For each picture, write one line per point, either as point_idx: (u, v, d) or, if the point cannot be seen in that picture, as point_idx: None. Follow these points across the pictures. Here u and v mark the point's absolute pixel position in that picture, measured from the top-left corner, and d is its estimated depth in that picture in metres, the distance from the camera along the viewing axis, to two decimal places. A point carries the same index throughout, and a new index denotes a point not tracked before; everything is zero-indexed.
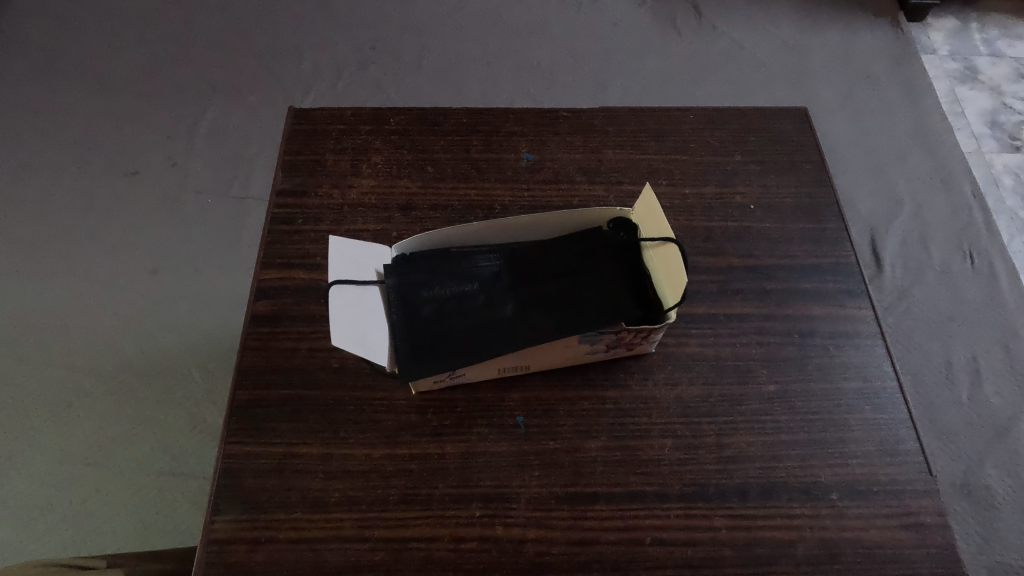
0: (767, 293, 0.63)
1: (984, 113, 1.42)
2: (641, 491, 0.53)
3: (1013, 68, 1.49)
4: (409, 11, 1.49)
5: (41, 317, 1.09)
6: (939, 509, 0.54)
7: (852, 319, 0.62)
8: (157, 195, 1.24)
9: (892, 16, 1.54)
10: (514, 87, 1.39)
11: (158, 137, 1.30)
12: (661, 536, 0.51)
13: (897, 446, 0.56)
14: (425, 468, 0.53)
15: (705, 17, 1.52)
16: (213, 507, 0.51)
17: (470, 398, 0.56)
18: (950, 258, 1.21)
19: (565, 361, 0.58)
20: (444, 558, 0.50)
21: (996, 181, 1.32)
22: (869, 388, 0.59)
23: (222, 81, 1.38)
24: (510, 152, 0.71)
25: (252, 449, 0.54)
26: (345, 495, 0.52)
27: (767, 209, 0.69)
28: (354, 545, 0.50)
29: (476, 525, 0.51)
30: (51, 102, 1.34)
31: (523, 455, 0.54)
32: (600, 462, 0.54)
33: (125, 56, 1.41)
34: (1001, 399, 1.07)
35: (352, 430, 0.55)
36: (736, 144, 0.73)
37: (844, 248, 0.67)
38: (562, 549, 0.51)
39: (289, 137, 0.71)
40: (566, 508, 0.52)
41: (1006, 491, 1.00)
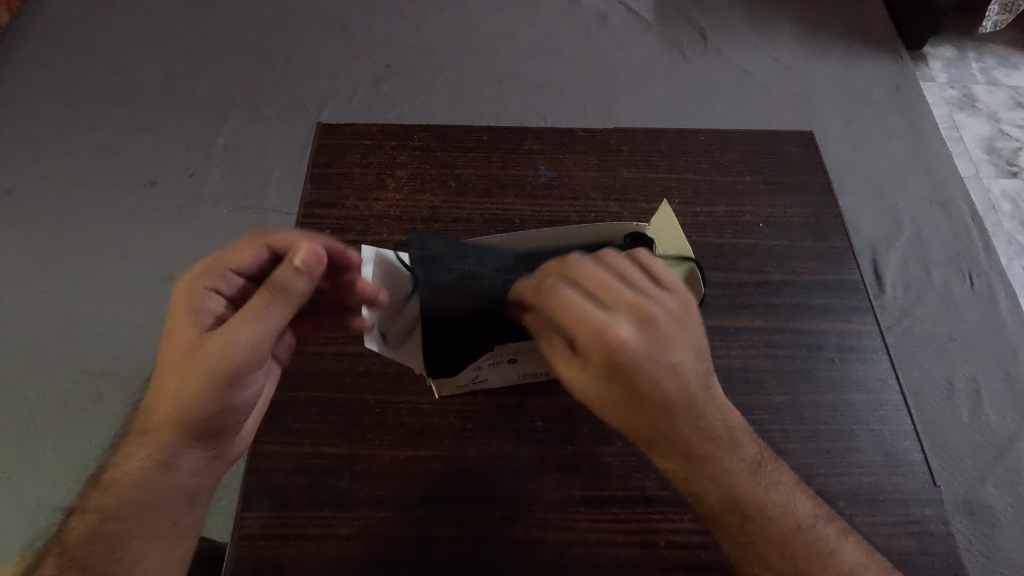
0: (776, 307, 0.66)
1: (982, 140, 1.46)
2: (657, 495, 0.55)
3: (1010, 96, 1.53)
4: (424, 31, 1.54)
5: (58, 321, 1.11)
6: (942, 518, 0.56)
7: (858, 334, 0.65)
8: (174, 204, 1.27)
9: (891, 44, 1.59)
10: (525, 107, 1.43)
11: (177, 148, 1.34)
12: (675, 539, 0.53)
13: (902, 456, 0.59)
14: (447, 469, 0.55)
15: (711, 42, 1.57)
16: (244, 503, 0.53)
17: (492, 404, 0.59)
18: (950, 280, 1.24)
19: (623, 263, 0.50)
20: (466, 556, 0.52)
21: (995, 206, 1.36)
22: (875, 400, 0.61)
23: (240, 96, 1.42)
24: (530, 169, 0.74)
25: (280, 449, 0.56)
26: (371, 494, 0.54)
27: (776, 228, 0.72)
28: (380, 542, 0.52)
29: (497, 525, 0.53)
30: (74, 113, 1.37)
31: (541, 458, 0.56)
32: (617, 467, 0.56)
33: (147, 69, 1.45)
34: (1001, 419, 1.09)
35: (377, 431, 0.57)
36: (745, 165, 0.76)
37: (849, 266, 0.70)
38: (580, 549, 0.53)
39: (317, 150, 0.74)
40: (584, 510, 0.54)
41: (1006, 510, 1.01)
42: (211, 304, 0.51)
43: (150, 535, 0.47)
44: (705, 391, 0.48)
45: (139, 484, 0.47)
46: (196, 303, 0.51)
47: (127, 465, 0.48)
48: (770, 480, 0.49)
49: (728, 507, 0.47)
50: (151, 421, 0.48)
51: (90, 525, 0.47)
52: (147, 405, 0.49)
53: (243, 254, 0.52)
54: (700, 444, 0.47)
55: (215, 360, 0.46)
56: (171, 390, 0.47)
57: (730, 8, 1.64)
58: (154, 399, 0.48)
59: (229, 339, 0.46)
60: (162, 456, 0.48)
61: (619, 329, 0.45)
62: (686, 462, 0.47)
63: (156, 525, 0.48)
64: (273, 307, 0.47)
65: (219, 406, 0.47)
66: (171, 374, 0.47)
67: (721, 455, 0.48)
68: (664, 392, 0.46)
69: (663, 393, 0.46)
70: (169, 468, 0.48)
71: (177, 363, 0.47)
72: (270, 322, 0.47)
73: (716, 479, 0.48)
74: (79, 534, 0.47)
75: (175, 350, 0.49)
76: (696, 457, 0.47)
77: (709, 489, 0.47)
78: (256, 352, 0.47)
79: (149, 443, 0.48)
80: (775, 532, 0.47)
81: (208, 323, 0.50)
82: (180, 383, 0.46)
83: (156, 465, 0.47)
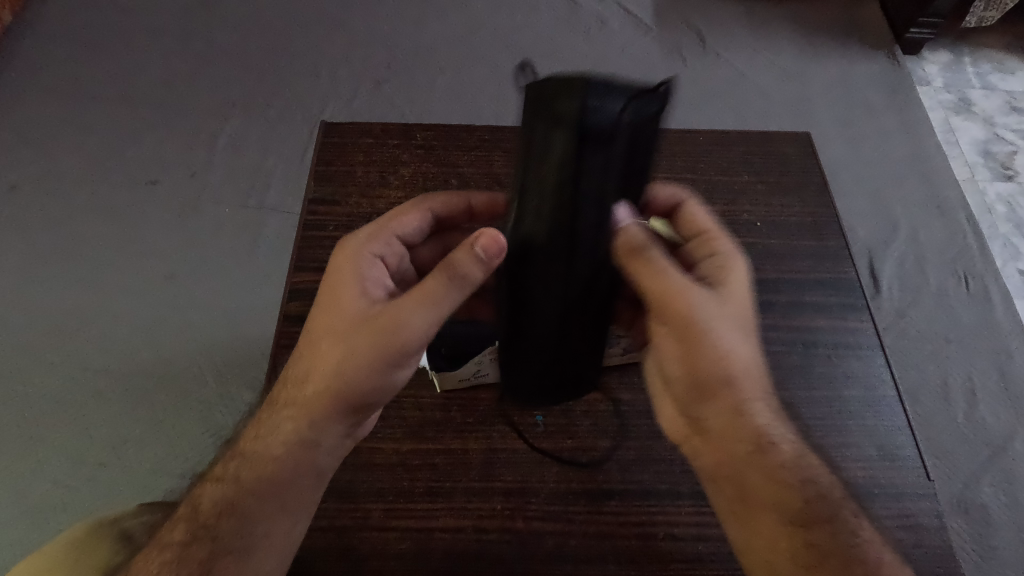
0: (773, 305, 0.67)
1: (977, 143, 1.48)
2: (655, 488, 0.56)
3: (1004, 101, 1.55)
4: (425, 32, 1.55)
5: (59, 319, 1.12)
6: (936, 511, 0.57)
7: (853, 331, 0.66)
8: (176, 203, 1.27)
9: (888, 49, 1.60)
10: (525, 109, 1.44)
11: (179, 147, 1.35)
12: (673, 531, 0.54)
13: (897, 451, 0.59)
14: (449, 462, 0.56)
15: (710, 45, 1.58)
16: None
17: (492, 398, 0.60)
18: (946, 281, 1.25)
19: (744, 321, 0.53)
20: (467, 548, 0.52)
21: (990, 209, 1.37)
22: (870, 396, 0.62)
23: (242, 96, 1.43)
24: None
25: None
26: (373, 487, 0.55)
27: (773, 227, 0.73)
28: (382, 533, 0.53)
29: (498, 517, 0.54)
30: (76, 111, 1.38)
31: (541, 452, 0.57)
32: (615, 460, 0.57)
33: (149, 68, 1.46)
34: (997, 420, 1.10)
35: (379, 425, 0.58)
36: (743, 165, 0.77)
37: (845, 264, 0.71)
38: (580, 541, 0.53)
39: (321, 149, 0.75)
40: (584, 503, 0.55)
41: (1000, 509, 1.02)
42: (377, 269, 0.54)
43: (290, 519, 0.49)
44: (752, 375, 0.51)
45: (275, 460, 0.49)
46: (369, 268, 0.53)
47: (271, 439, 0.49)
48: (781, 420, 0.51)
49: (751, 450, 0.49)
50: (305, 386, 0.50)
51: (227, 495, 0.49)
52: (299, 365, 0.50)
53: (410, 220, 0.58)
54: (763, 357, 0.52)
55: (389, 337, 0.48)
56: (339, 358, 0.49)
57: (729, 11, 1.65)
58: (315, 359, 0.50)
59: (404, 320, 0.48)
60: (309, 433, 0.49)
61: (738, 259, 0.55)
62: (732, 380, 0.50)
63: (291, 503, 0.49)
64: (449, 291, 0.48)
65: (382, 384, 0.50)
66: (339, 339, 0.49)
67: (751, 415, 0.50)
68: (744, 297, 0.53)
69: (743, 297, 0.52)
70: (312, 447, 0.49)
71: (346, 328, 0.49)
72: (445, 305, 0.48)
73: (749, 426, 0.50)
74: (218, 506, 0.48)
75: (343, 312, 0.50)
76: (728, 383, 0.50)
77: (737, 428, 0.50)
78: (426, 329, 0.48)
79: (297, 421, 0.49)
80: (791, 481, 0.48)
81: (376, 289, 0.53)
82: (347, 354, 0.48)
83: (297, 442, 0.49)
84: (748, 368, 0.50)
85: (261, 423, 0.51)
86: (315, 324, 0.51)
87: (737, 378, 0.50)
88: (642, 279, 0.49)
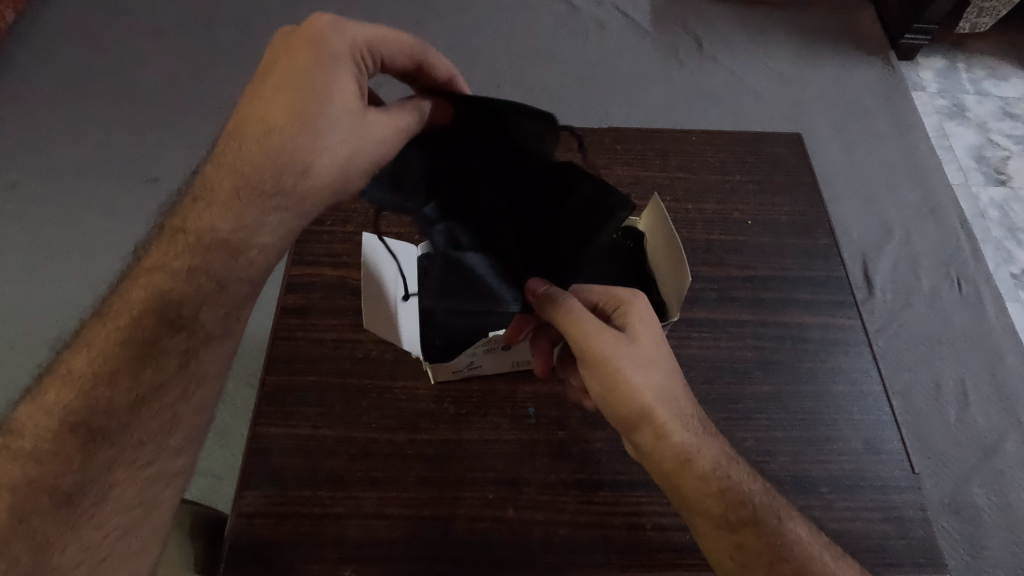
0: (762, 301, 0.68)
1: (971, 148, 1.49)
2: (644, 480, 0.57)
3: (999, 106, 1.57)
4: (424, 34, 1.57)
5: (58, 315, 1.13)
6: (920, 504, 0.58)
7: (841, 327, 0.67)
8: (177, 200, 1.28)
9: (883, 54, 1.62)
10: None
11: (180, 146, 1.36)
12: (661, 521, 0.55)
13: (882, 445, 0.60)
14: (441, 452, 0.57)
15: (706, 49, 1.60)
16: (242, 482, 0.54)
17: (486, 390, 0.60)
18: (939, 284, 1.26)
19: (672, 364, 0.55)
20: (459, 536, 0.53)
21: (983, 213, 1.39)
22: (857, 391, 0.63)
23: (243, 95, 1.44)
24: None
25: (280, 431, 0.57)
26: (366, 476, 0.56)
27: (763, 225, 0.74)
28: (373, 521, 0.54)
29: (489, 506, 0.55)
30: (78, 110, 1.39)
31: (533, 443, 0.58)
32: (605, 451, 0.58)
33: (150, 67, 1.47)
34: (988, 421, 1.11)
35: (374, 416, 0.58)
36: (735, 165, 0.78)
37: (834, 262, 0.72)
38: (569, 530, 0.54)
39: None
40: (574, 494, 0.56)
41: (990, 509, 1.03)
42: (358, 61, 0.48)
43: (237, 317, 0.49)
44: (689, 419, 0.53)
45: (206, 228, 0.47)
46: (350, 48, 0.48)
47: (232, 212, 0.47)
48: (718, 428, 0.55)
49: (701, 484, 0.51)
50: (270, 138, 0.46)
51: (158, 292, 0.46)
52: (258, 120, 0.46)
53: (400, 51, 0.51)
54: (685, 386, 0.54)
55: (359, 147, 0.48)
56: (314, 112, 0.46)
57: (727, 16, 1.66)
58: (283, 107, 0.45)
59: (376, 124, 0.48)
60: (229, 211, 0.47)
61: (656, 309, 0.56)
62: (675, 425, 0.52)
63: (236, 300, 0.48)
64: (409, 109, 0.51)
65: (331, 188, 0.48)
66: (313, 95, 0.46)
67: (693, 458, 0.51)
68: (650, 329, 0.54)
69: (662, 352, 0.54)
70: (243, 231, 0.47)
71: (317, 115, 0.46)
72: (409, 116, 0.50)
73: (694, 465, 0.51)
74: (187, 291, 0.46)
75: (316, 92, 0.46)
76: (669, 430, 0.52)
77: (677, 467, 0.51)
78: (388, 143, 0.49)
79: (242, 206, 0.47)
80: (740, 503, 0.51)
81: (354, 82, 0.48)
82: (314, 146, 0.46)
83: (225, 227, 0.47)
84: (664, 391, 0.52)
85: (209, 199, 0.47)
86: (282, 75, 0.46)
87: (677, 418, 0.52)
88: (567, 324, 0.52)
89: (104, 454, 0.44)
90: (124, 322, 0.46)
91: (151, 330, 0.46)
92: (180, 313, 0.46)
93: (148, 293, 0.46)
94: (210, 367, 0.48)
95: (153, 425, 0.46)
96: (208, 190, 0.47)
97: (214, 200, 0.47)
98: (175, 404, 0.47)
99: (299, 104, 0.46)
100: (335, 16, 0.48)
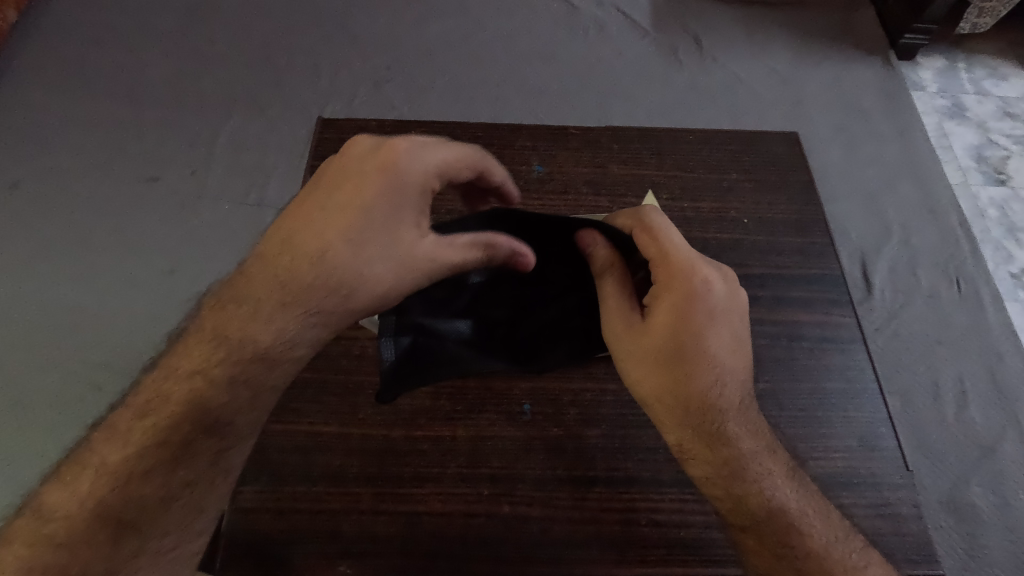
0: (758, 299, 0.68)
1: (971, 148, 1.49)
2: (639, 476, 0.57)
3: (998, 106, 1.57)
4: (424, 33, 1.57)
5: (58, 314, 1.13)
6: (914, 501, 0.58)
7: (836, 325, 0.67)
8: (177, 200, 1.29)
9: (883, 54, 1.62)
10: (522, 110, 1.46)
11: (180, 146, 1.36)
12: (655, 517, 0.55)
13: (877, 443, 0.61)
14: (437, 448, 0.57)
15: (706, 49, 1.60)
16: (240, 478, 0.55)
17: (482, 387, 0.61)
18: (937, 283, 1.26)
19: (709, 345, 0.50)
20: (454, 531, 0.54)
21: (982, 213, 1.38)
22: (851, 388, 0.63)
23: (243, 95, 1.44)
24: (523, 164, 0.76)
25: (277, 427, 0.57)
26: (362, 472, 0.56)
27: (759, 224, 0.74)
28: (369, 517, 0.54)
29: (484, 502, 0.55)
30: (79, 109, 1.40)
31: (528, 440, 0.58)
32: (601, 448, 0.58)
33: (152, 67, 1.47)
34: (986, 421, 1.11)
35: (370, 412, 0.59)
36: (731, 164, 0.79)
37: (830, 260, 0.72)
38: (564, 526, 0.55)
39: (317, 144, 0.77)
40: (569, 490, 0.56)
41: (989, 509, 1.03)
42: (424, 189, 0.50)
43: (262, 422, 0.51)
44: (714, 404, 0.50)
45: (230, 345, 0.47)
46: (421, 181, 0.49)
47: (274, 323, 0.47)
48: (744, 428, 0.51)
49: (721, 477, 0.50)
50: (325, 258, 0.46)
51: (186, 400, 0.48)
52: (316, 236, 0.46)
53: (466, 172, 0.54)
54: (712, 391, 0.50)
55: (409, 274, 0.48)
56: (371, 237, 0.47)
57: (726, 15, 1.66)
58: (341, 227, 0.46)
59: (427, 250, 0.49)
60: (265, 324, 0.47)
61: (699, 279, 0.51)
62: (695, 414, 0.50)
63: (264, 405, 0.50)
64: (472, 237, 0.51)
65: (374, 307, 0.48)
66: (373, 221, 0.47)
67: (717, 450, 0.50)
68: (683, 326, 0.50)
69: (695, 330, 0.50)
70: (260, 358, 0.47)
71: (369, 240, 0.47)
72: (468, 255, 0.51)
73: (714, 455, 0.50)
74: (220, 400, 0.47)
75: (374, 217, 0.47)
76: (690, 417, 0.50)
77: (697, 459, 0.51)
78: (437, 268, 0.50)
79: (280, 317, 0.47)
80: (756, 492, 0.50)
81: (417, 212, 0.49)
82: (363, 270, 0.47)
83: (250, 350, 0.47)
84: (677, 391, 0.50)
85: (254, 304, 0.47)
86: (347, 196, 0.47)
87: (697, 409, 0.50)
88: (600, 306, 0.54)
89: (131, 545, 0.47)
90: (158, 421, 0.48)
91: (185, 433, 0.47)
92: (214, 420, 0.48)
93: (177, 399, 0.48)
94: (234, 461, 0.51)
95: (179, 516, 0.49)
96: (250, 294, 0.47)
97: (256, 305, 0.47)
98: (205, 496, 0.50)
99: (353, 228, 0.46)
100: (413, 145, 0.49)
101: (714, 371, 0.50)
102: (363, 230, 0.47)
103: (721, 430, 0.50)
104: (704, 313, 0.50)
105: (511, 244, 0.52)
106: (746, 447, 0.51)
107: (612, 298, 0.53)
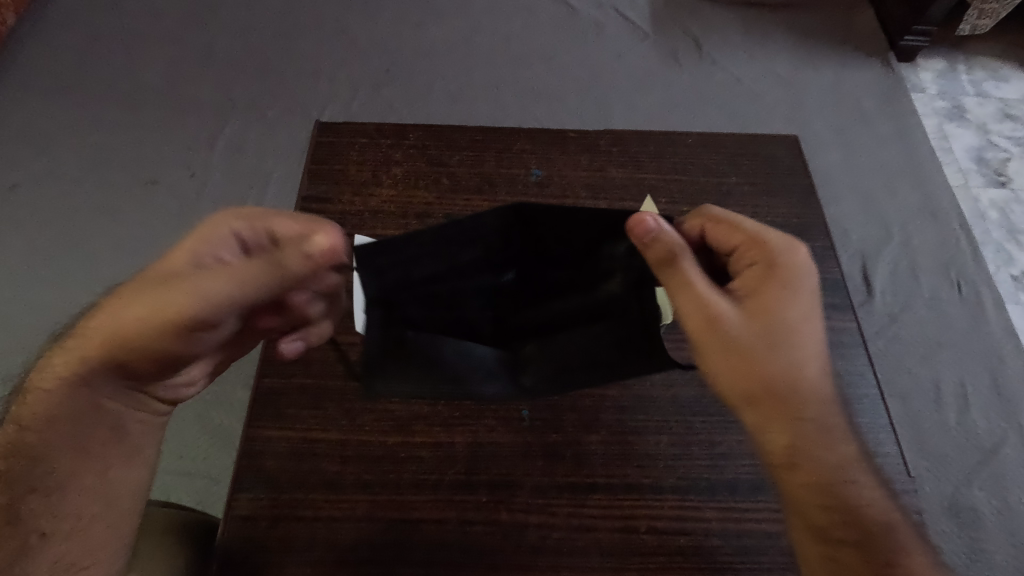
0: None
1: (971, 150, 1.49)
2: (638, 483, 0.57)
3: (998, 108, 1.56)
4: (424, 36, 1.57)
5: (54, 317, 1.12)
6: (915, 507, 0.57)
7: (837, 330, 0.67)
8: (176, 203, 1.29)
9: (883, 56, 1.62)
10: (522, 112, 1.46)
11: (179, 148, 1.36)
12: (655, 525, 0.55)
13: (878, 449, 0.60)
14: (435, 455, 0.57)
15: (705, 51, 1.60)
16: (236, 485, 0.54)
17: None
18: (938, 286, 1.26)
19: (814, 329, 0.52)
20: (452, 539, 0.53)
21: (983, 215, 1.38)
22: (852, 394, 0.63)
23: (242, 97, 1.44)
24: (521, 168, 0.76)
25: (273, 433, 0.57)
26: (359, 478, 0.55)
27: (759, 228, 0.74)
28: (367, 525, 0.53)
29: (483, 510, 0.55)
30: (78, 112, 1.40)
31: (527, 446, 0.58)
32: (600, 454, 0.58)
33: (151, 69, 1.47)
34: (988, 424, 1.11)
35: (368, 418, 0.58)
36: (730, 167, 0.78)
37: (831, 265, 0.72)
38: (563, 534, 0.54)
39: (315, 148, 0.76)
40: (567, 496, 0.56)
41: (991, 513, 1.03)
42: (216, 241, 0.56)
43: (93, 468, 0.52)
44: (817, 393, 0.51)
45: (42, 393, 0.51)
46: (216, 230, 0.56)
47: (57, 361, 0.52)
48: (842, 431, 0.52)
49: (831, 482, 0.50)
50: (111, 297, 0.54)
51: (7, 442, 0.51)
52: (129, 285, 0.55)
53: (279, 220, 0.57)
54: (806, 373, 0.51)
55: (138, 306, 0.50)
56: (146, 278, 0.53)
57: (725, 17, 1.66)
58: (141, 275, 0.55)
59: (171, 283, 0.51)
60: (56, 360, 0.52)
61: (799, 263, 0.53)
62: (803, 404, 0.50)
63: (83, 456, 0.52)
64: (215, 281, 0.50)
65: (118, 345, 0.50)
66: (166, 267, 0.54)
67: (829, 449, 0.51)
68: (792, 304, 0.52)
69: (801, 314, 0.52)
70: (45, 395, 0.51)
71: (134, 284, 0.53)
72: (205, 294, 0.50)
73: (828, 457, 0.50)
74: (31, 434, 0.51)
75: (161, 268, 0.54)
76: (797, 408, 0.50)
77: (814, 463, 0.50)
78: (160, 300, 0.50)
79: (63, 352, 0.52)
80: (854, 499, 0.50)
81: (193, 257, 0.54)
82: (112, 308, 0.51)
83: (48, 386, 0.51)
84: (788, 378, 0.50)
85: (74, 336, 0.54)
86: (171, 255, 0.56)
87: (806, 395, 0.51)
88: (674, 289, 0.51)
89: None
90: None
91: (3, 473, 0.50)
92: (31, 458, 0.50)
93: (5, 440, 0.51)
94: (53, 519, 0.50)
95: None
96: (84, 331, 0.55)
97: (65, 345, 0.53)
98: (82, 522, 0.51)
99: (140, 276, 0.54)
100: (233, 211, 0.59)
101: (817, 356, 0.52)
102: (144, 276, 0.53)
103: (827, 426, 0.51)
104: (809, 295, 0.53)
105: (299, 265, 0.52)
106: (827, 437, 0.51)
107: (698, 282, 0.51)
